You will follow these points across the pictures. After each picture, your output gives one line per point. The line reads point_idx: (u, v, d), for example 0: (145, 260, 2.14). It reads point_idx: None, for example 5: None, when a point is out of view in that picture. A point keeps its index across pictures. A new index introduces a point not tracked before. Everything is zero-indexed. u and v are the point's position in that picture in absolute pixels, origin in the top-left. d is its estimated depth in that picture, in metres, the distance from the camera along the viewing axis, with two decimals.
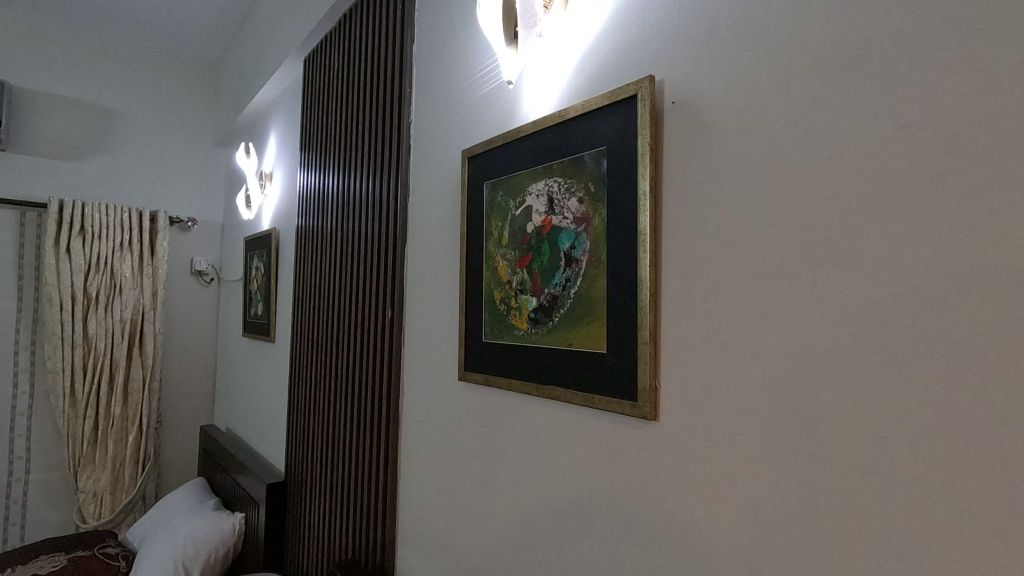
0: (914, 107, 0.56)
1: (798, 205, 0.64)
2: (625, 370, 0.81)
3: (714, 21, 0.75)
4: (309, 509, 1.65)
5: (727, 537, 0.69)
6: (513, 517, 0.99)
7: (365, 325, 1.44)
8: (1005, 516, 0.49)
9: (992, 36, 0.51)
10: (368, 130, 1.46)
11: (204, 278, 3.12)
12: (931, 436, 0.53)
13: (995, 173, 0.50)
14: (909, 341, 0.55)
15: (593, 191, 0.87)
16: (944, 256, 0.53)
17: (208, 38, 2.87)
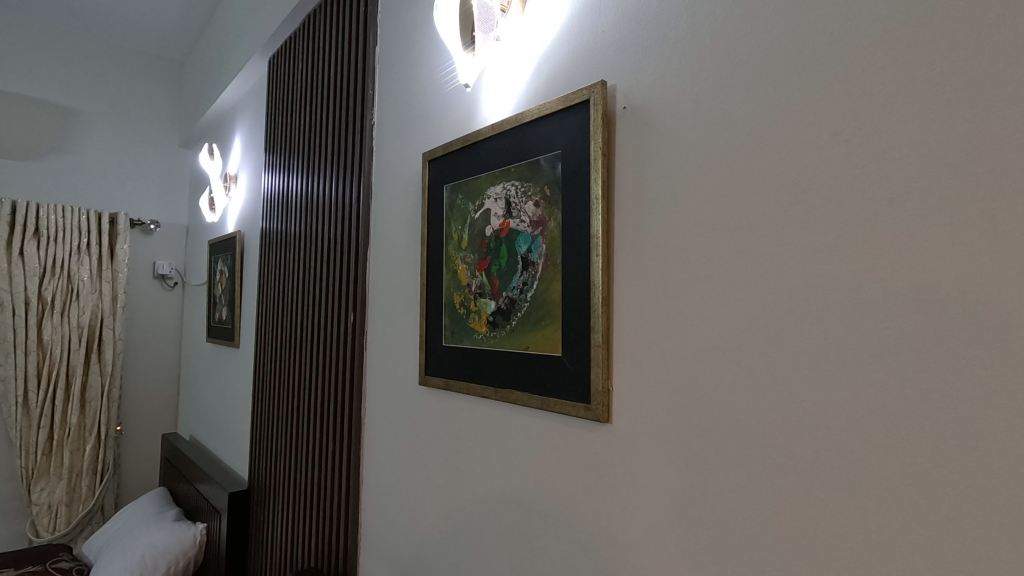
0: (846, 115, 0.58)
1: (741, 210, 0.66)
2: (578, 372, 0.81)
3: (663, 28, 0.76)
4: (272, 517, 1.62)
5: (676, 539, 0.70)
6: (472, 522, 0.99)
7: (328, 329, 1.42)
8: (927, 508, 0.51)
9: (916, 48, 0.53)
10: (331, 132, 1.45)
11: (167, 282, 3.05)
12: (863, 433, 0.55)
13: (918, 179, 0.52)
14: (843, 342, 0.57)
15: (549, 194, 0.87)
16: (873, 258, 0.55)
17: (173, 37, 2.81)
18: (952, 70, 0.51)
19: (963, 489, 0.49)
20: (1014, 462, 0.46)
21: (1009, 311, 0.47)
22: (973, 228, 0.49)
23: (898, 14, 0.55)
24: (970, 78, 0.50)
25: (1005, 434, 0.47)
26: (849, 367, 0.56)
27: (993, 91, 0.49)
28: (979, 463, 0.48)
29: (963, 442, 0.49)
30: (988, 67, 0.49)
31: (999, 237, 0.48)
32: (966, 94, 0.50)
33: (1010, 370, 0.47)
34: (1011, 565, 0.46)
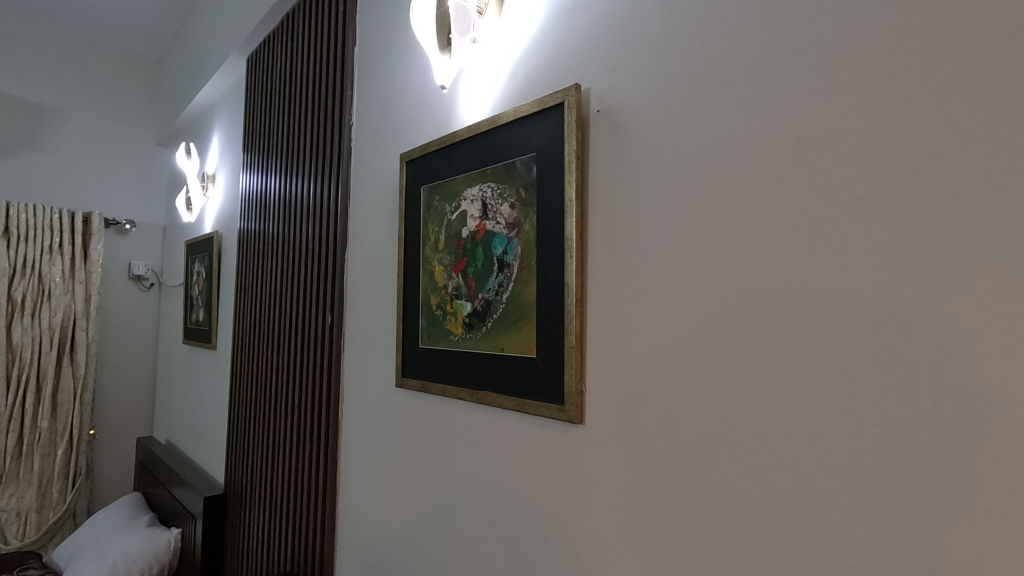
0: (811, 121, 0.59)
1: (711, 214, 0.67)
2: (553, 373, 0.82)
3: (636, 33, 0.77)
4: (249, 522, 1.60)
5: (649, 540, 0.70)
6: (448, 525, 0.98)
7: (306, 330, 1.41)
8: (884, 506, 0.52)
9: (879, 57, 0.54)
10: (309, 132, 1.44)
11: (144, 283, 3.00)
12: (826, 433, 0.56)
13: (879, 184, 0.53)
14: (808, 344, 0.58)
15: (524, 197, 0.87)
16: (836, 262, 0.56)
17: (149, 33, 2.76)
18: (914, 77, 0.52)
19: (922, 489, 0.49)
20: (971, 463, 0.47)
21: (967, 314, 0.48)
22: (933, 232, 0.50)
23: (862, 21, 0.56)
24: (930, 85, 0.51)
25: (964, 435, 0.47)
26: (814, 370, 0.57)
27: (953, 97, 0.49)
28: (939, 464, 0.49)
29: (923, 443, 0.49)
30: (948, 75, 0.50)
31: (959, 241, 0.49)
32: (926, 100, 0.51)
33: (963, 371, 0.48)
34: (967, 564, 0.47)
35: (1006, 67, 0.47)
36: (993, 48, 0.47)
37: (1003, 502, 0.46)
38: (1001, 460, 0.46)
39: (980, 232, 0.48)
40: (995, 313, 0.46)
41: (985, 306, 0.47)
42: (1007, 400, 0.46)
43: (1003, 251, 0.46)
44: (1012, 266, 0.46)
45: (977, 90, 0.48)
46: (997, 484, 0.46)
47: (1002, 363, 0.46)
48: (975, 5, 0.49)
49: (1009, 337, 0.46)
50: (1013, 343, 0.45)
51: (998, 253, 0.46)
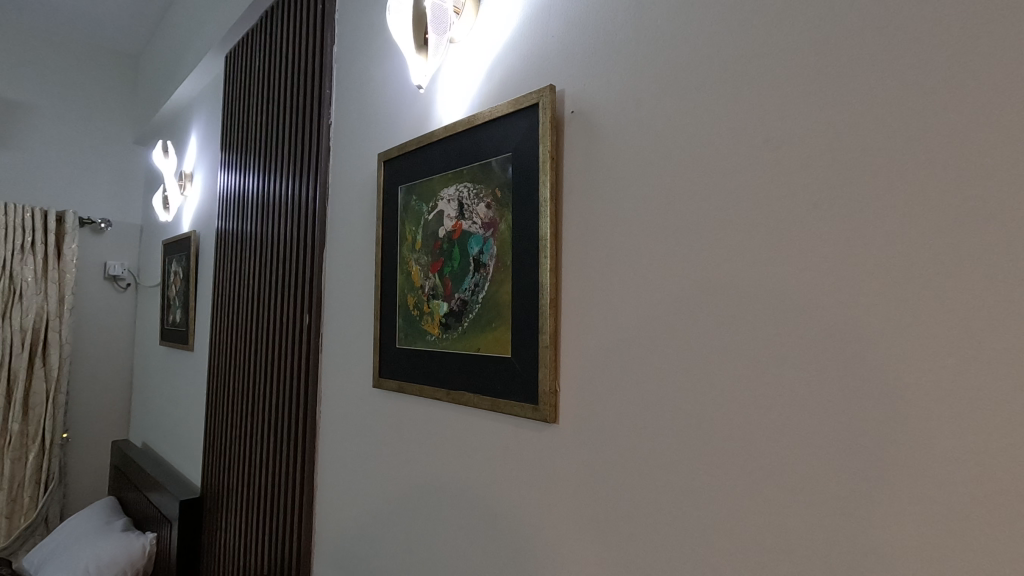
0: (777, 123, 0.60)
1: (683, 215, 0.67)
2: (527, 373, 0.82)
3: (610, 35, 0.77)
4: (225, 526, 1.57)
5: (621, 540, 0.71)
6: (424, 525, 0.98)
7: (283, 331, 1.39)
8: (846, 500, 0.53)
9: (842, 61, 0.55)
10: (287, 131, 1.43)
11: (119, 283, 2.94)
12: (791, 431, 0.56)
13: (843, 185, 0.54)
14: (773, 343, 0.58)
15: (500, 197, 0.88)
16: (801, 262, 0.57)
17: (126, 29, 2.71)
18: (878, 81, 0.53)
19: (885, 486, 0.50)
20: (929, 460, 0.48)
21: (926, 313, 0.49)
22: (893, 234, 0.51)
23: (827, 25, 0.57)
24: (892, 89, 0.52)
25: (922, 432, 0.48)
26: (778, 368, 0.58)
27: (913, 102, 0.51)
28: (899, 462, 0.50)
29: (886, 440, 0.50)
30: (909, 79, 0.51)
31: (918, 242, 0.49)
32: (889, 103, 0.52)
33: (920, 368, 0.49)
34: (930, 560, 0.48)
35: (965, 72, 0.48)
36: (953, 53, 0.49)
37: (960, 500, 0.46)
38: (957, 457, 0.47)
39: (938, 233, 0.48)
40: (951, 313, 0.48)
41: (943, 306, 0.48)
42: (963, 398, 0.47)
43: (960, 252, 0.47)
44: (969, 267, 0.47)
45: (937, 95, 0.49)
46: (954, 482, 0.47)
47: (959, 362, 0.47)
48: (936, 10, 0.50)
49: (966, 337, 0.47)
50: (969, 342, 0.47)
51: (955, 255, 0.48)
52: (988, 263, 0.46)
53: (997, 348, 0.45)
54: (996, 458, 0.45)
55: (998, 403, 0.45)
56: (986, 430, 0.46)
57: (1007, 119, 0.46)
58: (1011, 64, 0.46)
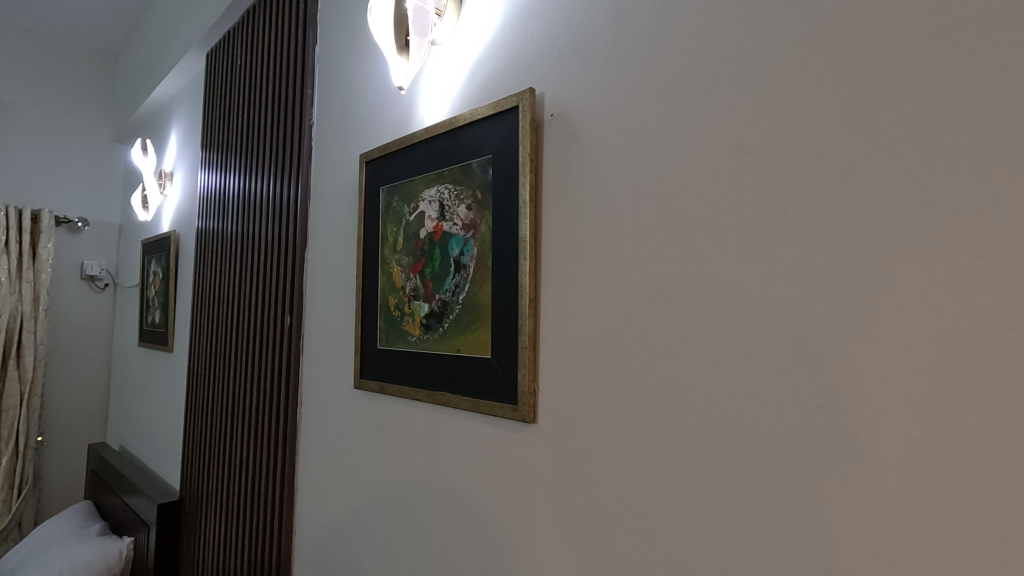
0: (747, 129, 0.61)
1: (658, 218, 0.68)
2: (507, 373, 0.82)
3: (589, 40, 0.79)
4: (204, 530, 1.55)
5: (600, 540, 0.71)
6: (405, 527, 0.98)
7: (264, 332, 1.38)
8: (813, 496, 0.54)
9: (809, 70, 0.57)
10: (269, 131, 1.42)
11: (97, 283, 2.89)
12: (761, 430, 0.58)
13: (811, 191, 0.56)
14: (743, 344, 0.60)
15: (480, 198, 0.88)
16: (770, 265, 0.58)
17: (104, 25, 2.67)
18: (845, 89, 0.54)
19: (849, 483, 0.52)
20: (894, 458, 0.49)
21: (892, 314, 0.50)
22: (861, 236, 0.52)
23: (798, 31, 0.58)
24: (861, 94, 0.53)
25: (888, 430, 0.50)
26: (749, 369, 0.59)
27: (879, 108, 0.52)
28: (864, 460, 0.51)
29: (850, 438, 0.52)
30: (875, 86, 0.52)
31: (884, 245, 0.51)
32: (854, 111, 0.53)
33: (882, 368, 0.50)
34: (892, 554, 0.49)
35: (929, 79, 0.49)
36: (918, 59, 0.50)
37: (924, 497, 0.48)
38: (921, 455, 0.48)
39: (904, 237, 0.50)
40: (916, 313, 0.49)
41: (908, 307, 0.49)
42: (927, 396, 0.48)
43: (923, 255, 0.49)
44: (932, 268, 0.48)
45: (903, 101, 0.51)
46: (918, 480, 0.48)
47: (924, 362, 0.48)
48: (902, 18, 0.51)
49: (929, 337, 0.48)
50: (932, 341, 0.48)
51: (919, 256, 0.49)
52: (950, 265, 0.47)
53: (959, 347, 0.47)
54: (958, 456, 0.46)
55: (959, 401, 0.46)
56: (948, 428, 0.47)
57: (967, 126, 0.47)
58: (972, 72, 0.47)
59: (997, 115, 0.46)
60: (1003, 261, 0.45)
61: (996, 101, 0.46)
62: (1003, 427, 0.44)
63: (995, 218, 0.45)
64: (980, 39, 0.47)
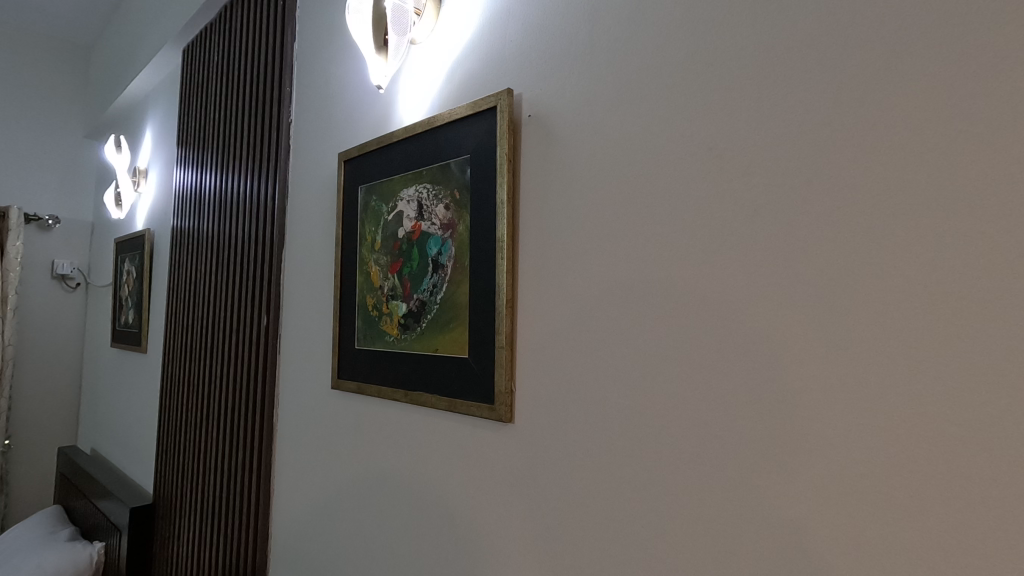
0: (719, 133, 0.62)
1: (633, 219, 0.69)
2: (484, 373, 0.83)
3: (566, 42, 0.79)
4: (178, 534, 1.52)
5: (576, 540, 0.72)
6: (383, 528, 0.97)
7: (240, 333, 1.36)
8: (782, 492, 0.55)
9: (778, 75, 0.58)
10: (246, 129, 1.40)
11: (68, 282, 2.82)
12: (731, 429, 0.59)
13: (779, 193, 0.57)
14: (713, 344, 0.61)
15: (458, 198, 0.88)
16: (740, 266, 0.59)
17: (78, 19, 2.61)
18: (810, 94, 0.56)
19: (815, 479, 0.53)
20: (857, 454, 0.50)
21: (856, 313, 0.51)
22: (828, 238, 0.53)
23: (770, 32, 0.59)
24: (827, 99, 0.54)
25: (851, 429, 0.51)
26: (720, 368, 0.60)
27: (844, 112, 0.53)
28: (829, 456, 0.52)
29: (817, 435, 0.53)
30: (840, 92, 0.54)
31: (850, 246, 0.52)
32: (821, 115, 0.55)
33: (846, 366, 0.51)
34: (855, 548, 0.50)
35: (894, 83, 0.50)
36: (885, 63, 0.51)
37: (887, 495, 0.49)
38: (886, 454, 0.49)
39: (868, 239, 0.51)
40: (880, 312, 0.50)
41: (871, 306, 0.50)
42: (889, 395, 0.49)
43: (888, 256, 0.50)
44: (896, 269, 0.49)
45: (867, 106, 0.52)
46: (879, 477, 0.49)
47: (888, 359, 0.49)
48: (868, 23, 0.52)
49: (893, 335, 0.49)
50: (893, 340, 0.49)
51: (882, 257, 0.50)
52: (914, 265, 0.48)
53: (923, 346, 0.47)
54: (921, 455, 0.47)
55: (922, 401, 0.47)
56: (911, 426, 0.48)
57: (926, 131, 0.48)
58: (936, 76, 0.48)
59: (959, 119, 0.47)
60: (965, 263, 0.46)
61: (959, 105, 0.47)
62: (965, 426, 0.45)
63: (953, 220, 0.47)
64: (944, 43, 0.48)
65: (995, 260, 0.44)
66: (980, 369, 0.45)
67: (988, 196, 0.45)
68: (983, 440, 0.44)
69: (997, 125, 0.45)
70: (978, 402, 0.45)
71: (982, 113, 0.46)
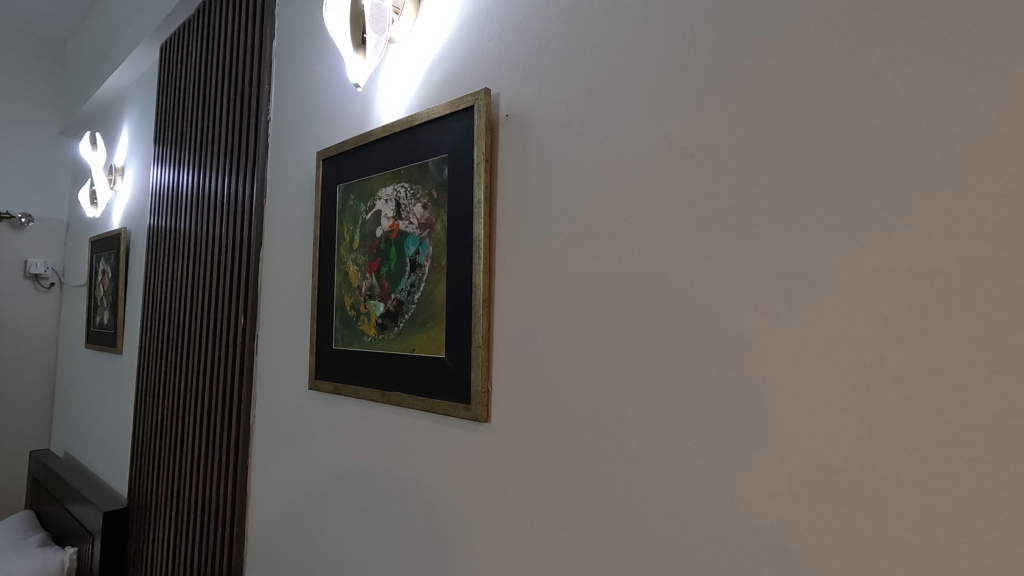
0: (691, 134, 0.63)
1: (607, 220, 0.70)
2: (460, 373, 0.82)
3: (544, 43, 0.79)
4: (152, 539, 1.50)
5: (551, 540, 0.72)
6: (360, 529, 0.96)
7: (217, 334, 1.34)
8: (752, 490, 0.55)
9: (749, 77, 0.59)
10: (224, 127, 1.39)
11: (42, 283, 2.76)
12: (702, 427, 0.59)
13: (749, 193, 0.58)
14: (684, 343, 0.61)
15: (436, 197, 0.88)
16: (711, 266, 0.60)
17: (54, 14, 2.56)
18: (779, 95, 0.56)
19: (783, 476, 0.53)
20: (822, 451, 0.51)
21: (821, 312, 0.52)
22: (798, 238, 0.54)
23: (743, 33, 0.59)
24: (795, 100, 0.55)
25: (818, 427, 0.51)
26: (691, 368, 0.60)
27: (811, 114, 0.54)
28: (795, 452, 0.53)
29: (784, 433, 0.53)
30: (807, 93, 0.54)
31: (820, 246, 0.52)
32: (789, 117, 0.55)
33: (813, 365, 0.52)
34: (820, 543, 0.51)
35: (865, 84, 0.51)
36: (856, 65, 0.51)
37: (851, 491, 0.49)
38: (853, 453, 0.49)
39: (832, 238, 0.52)
40: (849, 312, 0.50)
41: (835, 305, 0.51)
42: (852, 392, 0.50)
43: (854, 256, 0.50)
44: (861, 270, 0.50)
45: (833, 107, 0.52)
46: (843, 474, 0.50)
47: (856, 358, 0.50)
48: (834, 27, 0.53)
49: (861, 335, 0.49)
50: (858, 339, 0.50)
51: (852, 258, 0.50)
52: (881, 266, 0.49)
53: (890, 345, 0.48)
54: (887, 454, 0.47)
55: (883, 397, 0.48)
56: (880, 425, 0.48)
57: (888, 132, 0.49)
58: (905, 78, 0.49)
59: (927, 120, 0.47)
60: (932, 264, 0.46)
61: (928, 107, 0.47)
62: (929, 425, 0.46)
63: (914, 219, 0.47)
64: (914, 45, 0.48)
65: (961, 261, 0.45)
66: (948, 369, 0.45)
67: (955, 197, 0.45)
68: (949, 440, 0.45)
69: (960, 128, 0.46)
70: (945, 401, 0.45)
71: (949, 115, 0.46)
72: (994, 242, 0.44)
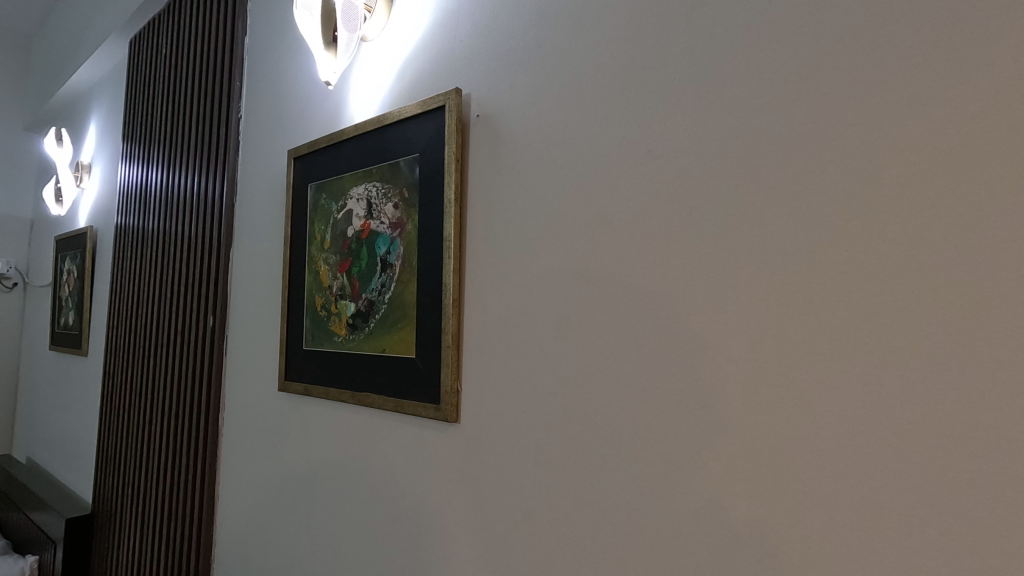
0: (657, 137, 0.64)
1: (576, 220, 0.70)
2: (430, 373, 0.82)
3: (516, 44, 0.80)
4: (118, 546, 1.46)
5: (520, 539, 0.72)
6: (330, 531, 0.95)
7: (186, 335, 1.32)
8: (713, 487, 0.56)
9: (714, 82, 0.60)
10: (193, 125, 1.36)
11: (5, 283, 2.67)
12: (666, 426, 0.60)
13: (712, 195, 0.59)
14: (651, 343, 0.62)
15: (407, 197, 0.87)
16: (675, 267, 0.61)
17: (19, 7, 2.49)
18: (741, 100, 0.57)
19: (744, 473, 0.54)
20: (780, 448, 0.52)
21: (781, 311, 0.53)
22: (758, 240, 0.55)
23: (708, 38, 0.60)
24: (756, 106, 0.56)
25: (776, 425, 0.52)
26: (657, 369, 0.61)
27: (771, 119, 0.55)
28: (754, 449, 0.54)
29: (744, 431, 0.54)
30: (767, 99, 0.56)
31: (779, 247, 0.54)
32: (751, 122, 0.56)
33: (773, 365, 0.53)
34: (776, 536, 0.52)
35: (824, 89, 0.52)
36: (814, 71, 0.53)
37: (807, 487, 0.50)
38: (809, 449, 0.51)
39: (790, 239, 0.53)
40: (806, 312, 0.51)
41: (793, 306, 0.52)
42: (809, 390, 0.51)
43: (811, 257, 0.52)
44: (818, 271, 0.51)
45: (792, 113, 0.54)
46: (800, 470, 0.51)
47: (813, 358, 0.51)
48: (793, 36, 0.54)
49: (819, 334, 0.51)
50: (813, 339, 0.51)
51: (809, 259, 0.52)
52: (839, 267, 0.50)
53: (845, 345, 0.49)
54: (840, 450, 0.49)
55: (838, 395, 0.49)
56: (835, 423, 0.49)
57: (844, 138, 0.50)
58: (860, 86, 0.50)
59: (880, 127, 0.49)
60: (886, 265, 0.47)
61: (881, 115, 0.49)
62: (881, 422, 0.47)
63: (867, 222, 0.49)
64: (869, 55, 0.50)
65: (914, 261, 0.46)
66: (897, 367, 0.46)
67: (903, 202, 0.47)
68: (899, 436, 0.46)
69: (909, 134, 0.47)
70: (897, 398, 0.46)
71: (899, 122, 0.48)
72: (942, 243, 0.45)
